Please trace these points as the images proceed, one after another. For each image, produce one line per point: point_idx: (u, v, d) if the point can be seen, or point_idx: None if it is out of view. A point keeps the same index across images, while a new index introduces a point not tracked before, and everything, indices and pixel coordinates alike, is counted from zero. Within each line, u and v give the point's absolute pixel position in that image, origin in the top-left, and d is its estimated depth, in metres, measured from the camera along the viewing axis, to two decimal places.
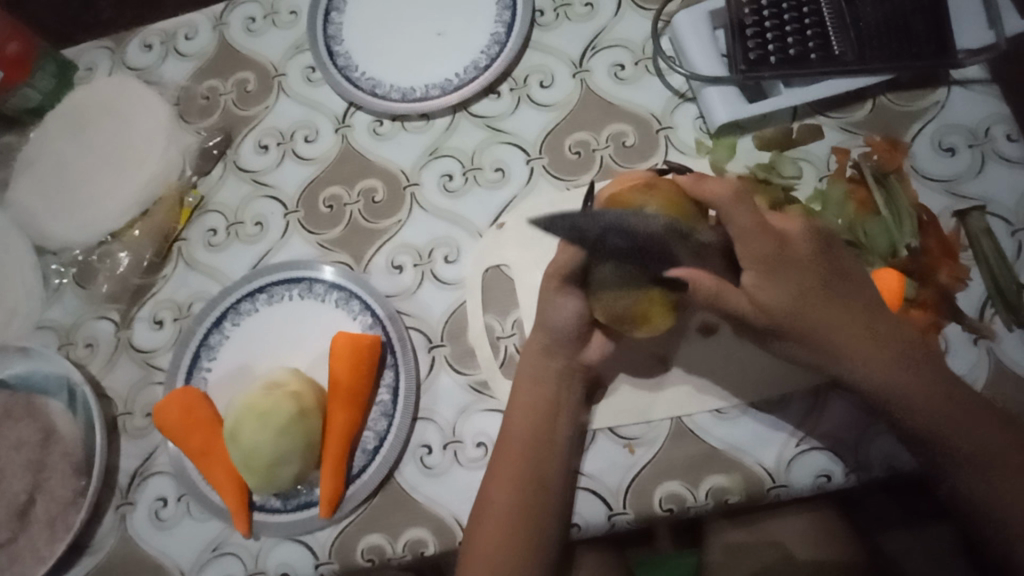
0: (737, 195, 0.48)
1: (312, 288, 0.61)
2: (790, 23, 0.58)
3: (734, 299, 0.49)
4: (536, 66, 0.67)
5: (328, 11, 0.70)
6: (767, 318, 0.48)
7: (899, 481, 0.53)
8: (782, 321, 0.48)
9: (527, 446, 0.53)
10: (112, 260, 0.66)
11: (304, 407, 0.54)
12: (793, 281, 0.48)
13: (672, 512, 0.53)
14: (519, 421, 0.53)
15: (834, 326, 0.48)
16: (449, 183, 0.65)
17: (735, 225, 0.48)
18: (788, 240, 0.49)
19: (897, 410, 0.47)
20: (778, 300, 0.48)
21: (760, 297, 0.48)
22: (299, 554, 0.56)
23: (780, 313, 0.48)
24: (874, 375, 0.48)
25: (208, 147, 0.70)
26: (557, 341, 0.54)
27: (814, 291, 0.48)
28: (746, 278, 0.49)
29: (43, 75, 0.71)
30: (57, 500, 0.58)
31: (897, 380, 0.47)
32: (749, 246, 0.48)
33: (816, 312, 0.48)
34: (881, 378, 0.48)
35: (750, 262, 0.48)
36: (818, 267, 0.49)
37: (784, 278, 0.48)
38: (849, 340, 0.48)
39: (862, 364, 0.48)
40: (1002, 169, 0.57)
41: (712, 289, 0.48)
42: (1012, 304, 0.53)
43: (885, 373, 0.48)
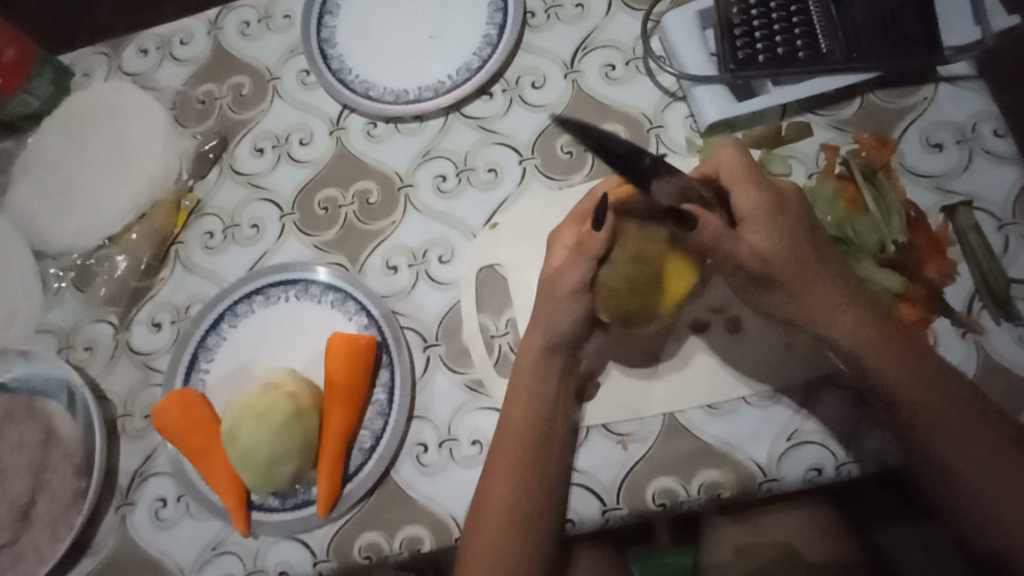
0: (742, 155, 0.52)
1: (308, 289, 0.62)
2: (777, 23, 0.59)
3: (730, 244, 0.49)
4: (528, 67, 0.68)
5: (322, 15, 0.71)
6: (763, 262, 0.49)
7: (895, 478, 0.52)
8: (775, 267, 0.49)
9: (522, 443, 0.53)
10: (111, 263, 0.67)
11: (301, 407, 0.54)
12: (788, 231, 0.49)
13: (665, 507, 0.54)
14: (515, 417, 0.54)
15: (825, 278, 0.49)
16: (443, 184, 0.66)
17: (730, 177, 0.51)
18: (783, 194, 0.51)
19: (881, 369, 0.49)
20: (775, 246, 0.49)
21: (758, 244, 0.49)
22: (298, 552, 0.56)
23: (773, 257, 0.49)
24: (862, 327, 0.49)
25: (204, 151, 0.70)
26: (553, 338, 0.55)
27: (808, 242, 0.50)
28: (745, 226, 0.50)
29: (42, 81, 0.72)
30: (58, 501, 0.59)
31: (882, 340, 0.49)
32: (744, 198, 0.50)
33: (812, 266, 0.49)
34: (868, 332, 0.49)
35: (749, 210, 0.50)
36: (811, 224, 0.51)
37: (783, 228, 0.50)
38: (838, 293, 0.49)
39: (849, 320, 0.49)
40: (990, 165, 0.57)
41: (717, 231, 0.49)
42: (999, 298, 0.54)
43: (869, 329, 0.49)
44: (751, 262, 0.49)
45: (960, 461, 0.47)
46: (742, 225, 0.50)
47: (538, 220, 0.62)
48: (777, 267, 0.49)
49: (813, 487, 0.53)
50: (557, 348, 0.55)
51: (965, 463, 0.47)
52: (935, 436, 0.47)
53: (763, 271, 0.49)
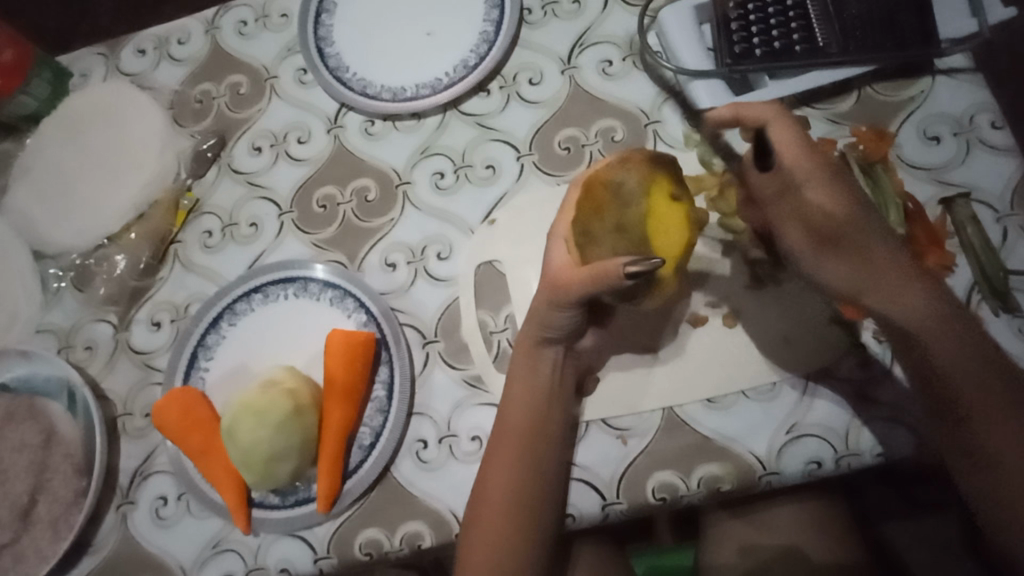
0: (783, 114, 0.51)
1: (307, 287, 0.62)
2: (774, 17, 0.59)
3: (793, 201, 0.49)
4: (524, 63, 0.68)
5: (318, 13, 0.71)
6: (832, 219, 0.48)
7: (902, 475, 0.54)
8: (837, 226, 0.48)
9: (521, 438, 0.53)
10: (109, 263, 0.67)
11: (300, 404, 0.54)
12: (848, 193, 0.49)
13: (665, 501, 0.54)
14: (513, 412, 0.54)
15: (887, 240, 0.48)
16: (441, 181, 0.66)
17: (782, 140, 0.50)
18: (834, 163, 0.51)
19: (934, 340, 0.45)
20: (842, 205, 0.48)
21: (819, 201, 0.48)
22: (299, 549, 0.57)
23: (839, 215, 0.48)
24: (922, 294, 0.47)
25: (203, 150, 0.70)
26: (548, 334, 0.54)
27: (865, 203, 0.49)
28: (808, 184, 0.49)
29: (40, 82, 0.72)
30: (59, 500, 0.59)
31: (939, 309, 0.46)
32: (803, 159, 0.49)
33: (877, 227, 0.48)
34: (927, 299, 0.46)
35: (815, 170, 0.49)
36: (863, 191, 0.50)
37: (842, 189, 0.49)
38: (900, 257, 0.48)
39: (912, 287, 0.47)
40: (987, 156, 0.57)
41: (775, 191, 0.50)
42: (997, 290, 0.54)
43: (929, 295, 0.47)
44: (815, 217, 0.49)
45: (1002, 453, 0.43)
46: (804, 184, 0.49)
47: (536, 216, 0.62)
48: (842, 223, 0.48)
49: (813, 480, 0.53)
50: (553, 343, 0.55)
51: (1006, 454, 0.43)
52: (985, 420, 0.44)
53: (832, 228, 0.48)
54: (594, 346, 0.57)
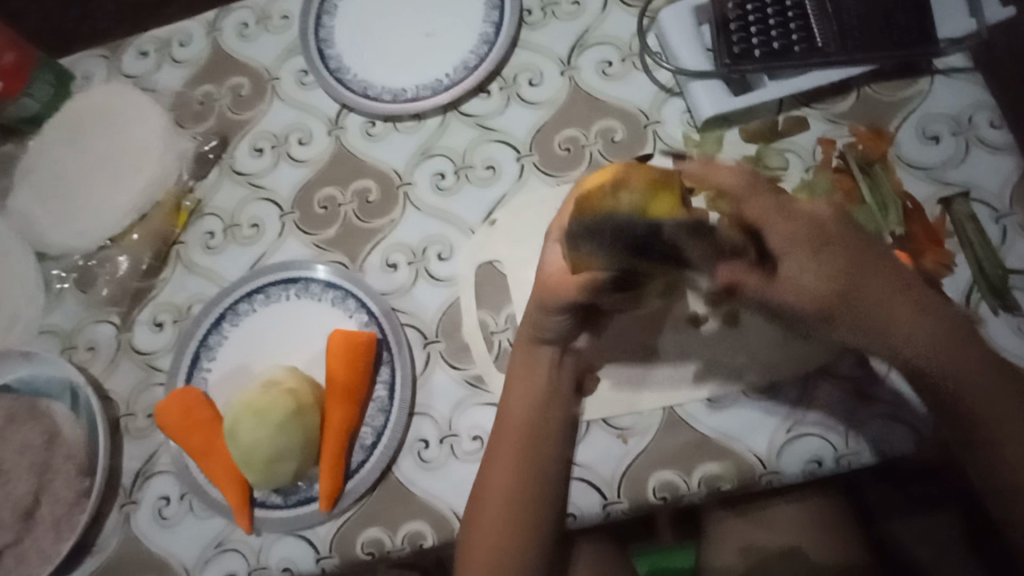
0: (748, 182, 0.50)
1: (308, 288, 0.62)
2: (772, 18, 0.59)
3: (777, 286, 0.48)
4: (524, 64, 0.68)
5: (319, 15, 0.71)
6: (816, 301, 0.47)
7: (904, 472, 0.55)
8: (826, 303, 0.47)
9: (521, 435, 0.54)
10: (111, 264, 0.67)
11: (301, 404, 0.55)
12: (836, 258, 0.47)
13: (666, 500, 0.54)
14: (513, 409, 0.55)
15: (884, 298, 0.47)
16: (441, 182, 0.66)
17: (758, 208, 0.49)
18: (817, 222, 0.48)
19: (947, 378, 0.46)
20: (821, 280, 0.47)
21: (804, 279, 0.47)
22: (301, 548, 0.57)
23: (825, 292, 0.47)
24: (931, 339, 0.46)
25: (204, 152, 0.71)
26: (546, 334, 0.55)
27: (853, 267, 0.47)
28: (788, 263, 0.48)
29: (42, 84, 0.72)
30: (61, 501, 0.59)
31: (950, 349, 0.46)
32: (779, 229, 0.48)
33: (865, 292, 0.47)
34: (937, 343, 0.46)
35: (787, 244, 0.48)
36: (852, 247, 0.48)
37: (827, 257, 0.47)
38: (900, 314, 0.47)
39: (912, 340, 0.46)
40: (986, 156, 0.58)
41: (759, 283, 0.49)
42: (996, 288, 0.54)
43: (937, 340, 0.46)
44: (801, 301, 0.48)
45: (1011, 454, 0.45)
46: (786, 260, 0.48)
47: (536, 216, 0.62)
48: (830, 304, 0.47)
49: (813, 478, 0.53)
50: (550, 344, 0.56)
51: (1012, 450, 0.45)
52: (998, 438, 0.46)
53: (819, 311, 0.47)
54: (593, 346, 0.57)
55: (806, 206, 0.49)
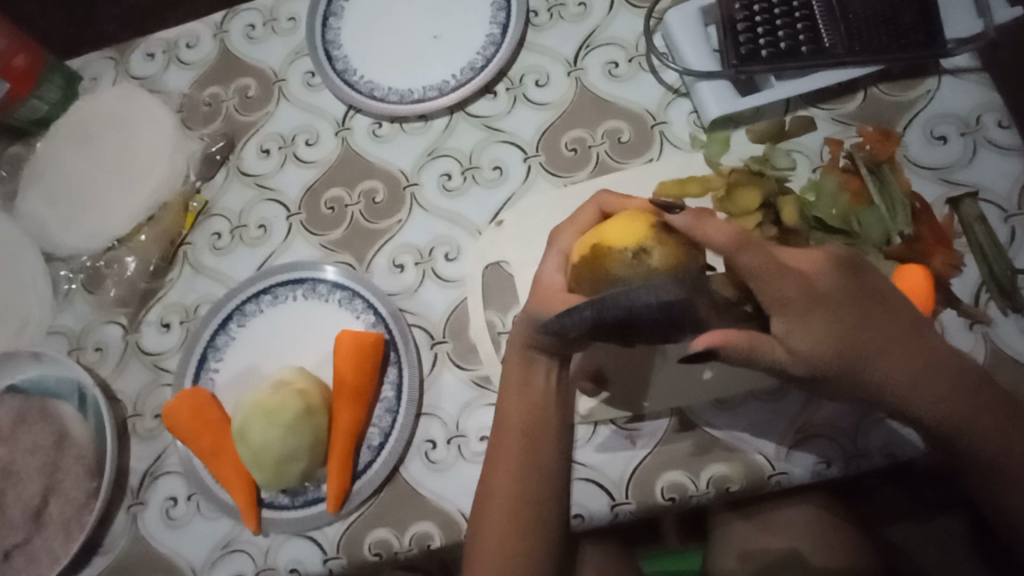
0: (737, 240, 0.46)
1: (316, 288, 0.62)
2: (780, 18, 0.59)
3: (773, 351, 0.46)
4: (530, 66, 0.68)
5: (326, 16, 0.71)
6: (806, 365, 0.46)
7: (910, 473, 0.56)
8: (822, 369, 0.46)
9: (523, 436, 0.53)
10: (120, 265, 0.67)
11: (310, 404, 0.55)
12: (831, 317, 0.46)
13: (674, 501, 0.54)
14: (511, 413, 0.54)
15: (877, 354, 0.47)
16: (448, 183, 0.66)
17: (749, 267, 0.46)
18: (809, 278, 0.46)
19: (942, 423, 0.47)
20: (812, 346, 0.45)
21: (794, 343, 0.46)
22: (309, 549, 0.57)
23: (817, 358, 0.45)
24: (924, 390, 0.47)
25: (212, 153, 0.71)
26: (539, 348, 0.54)
27: (850, 324, 0.46)
28: (778, 326, 0.46)
29: (50, 86, 0.73)
30: (71, 501, 0.59)
31: (943, 395, 0.47)
32: (772, 287, 0.45)
33: (856, 351, 0.46)
34: (932, 393, 0.47)
35: (778, 309, 0.45)
36: (847, 302, 0.46)
37: (817, 320, 0.46)
38: (894, 369, 0.47)
39: (900, 394, 0.47)
40: (994, 156, 0.58)
41: (746, 347, 0.44)
42: (1006, 288, 0.54)
43: (932, 388, 0.47)
44: (797, 367, 0.46)
45: (1000, 465, 0.47)
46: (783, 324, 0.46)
47: (543, 217, 0.62)
48: (820, 370, 0.46)
49: (822, 480, 0.53)
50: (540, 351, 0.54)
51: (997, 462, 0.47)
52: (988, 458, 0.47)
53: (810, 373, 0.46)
54: (592, 360, 0.57)
55: (799, 264, 0.47)
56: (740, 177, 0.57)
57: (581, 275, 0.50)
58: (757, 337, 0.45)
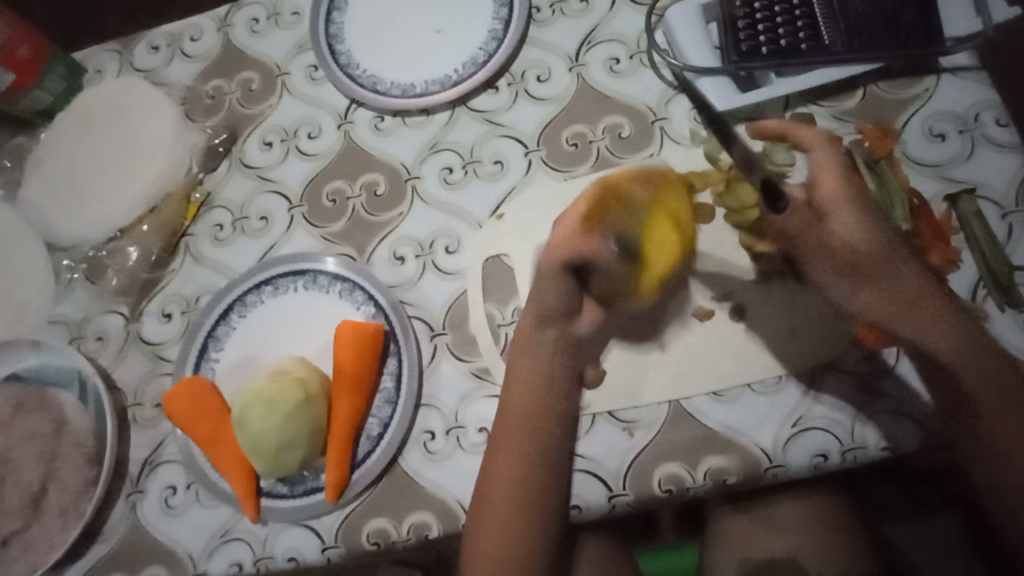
0: (825, 142, 0.58)
1: (316, 280, 0.62)
2: (780, 15, 0.60)
3: (818, 236, 0.55)
4: (532, 61, 0.68)
5: (329, 11, 0.72)
6: (852, 247, 0.54)
7: (905, 469, 0.54)
8: (866, 254, 0.54)
9: (527, 419, 0.54)
10: (121, 255, 0.68)
11: (309, 393, 0.55)
12: (872, 224, 0.55)
13: (671, 493, 0.54)
14: (516, 391, 0.55)
15: (903, 268, 0.54)
16: (449, 176, 0.67)
17: (819, 159, 0.58)
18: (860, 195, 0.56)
19: (957, 365, 0.51)
20: (859, 236, 0.54)
21: (848, 231, 0.55)
22: (307, 538, 0.57)
23: (861, 246, 0.54)
24: (944, 321, 0.52)
25: (214, 145, 0.71)
26: (550, 313, 0.57)
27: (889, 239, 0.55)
28: (839, 214, 0.55)
29: (54, 77, 0.73)
30: (69, 489, 0.59)
31: (956, 331, 0.52)
32: (829, 189, 0.56)
33: (895, 257, 0.54)
34: (950, 328, 0.52)
35: (840, 196, 0.56)
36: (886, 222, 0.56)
37: (868, 219, 0.55)
38: (920, 287, 0.53)
39: (925, 310, 0.52)
40: (992, 153, 0.58)
41: (804, 220, 0.55)
42: (1003, 285, 0.54)
43: (948, 318, 0.52)
44: (839, 250, 0.54)
45: (997, 433, 0.50)
46: (832, 214, 0.55)
47: (543, 210, 0.63)
48: (859, 254, 0.54)
49: (819, 473, 0.53)
50: (551, 314, 0.57)
51: (999, 422, 0.50)
52: (983, 419, 0.50)
53: (853, 254, 0.54)
54: (593, 326, 0.57)
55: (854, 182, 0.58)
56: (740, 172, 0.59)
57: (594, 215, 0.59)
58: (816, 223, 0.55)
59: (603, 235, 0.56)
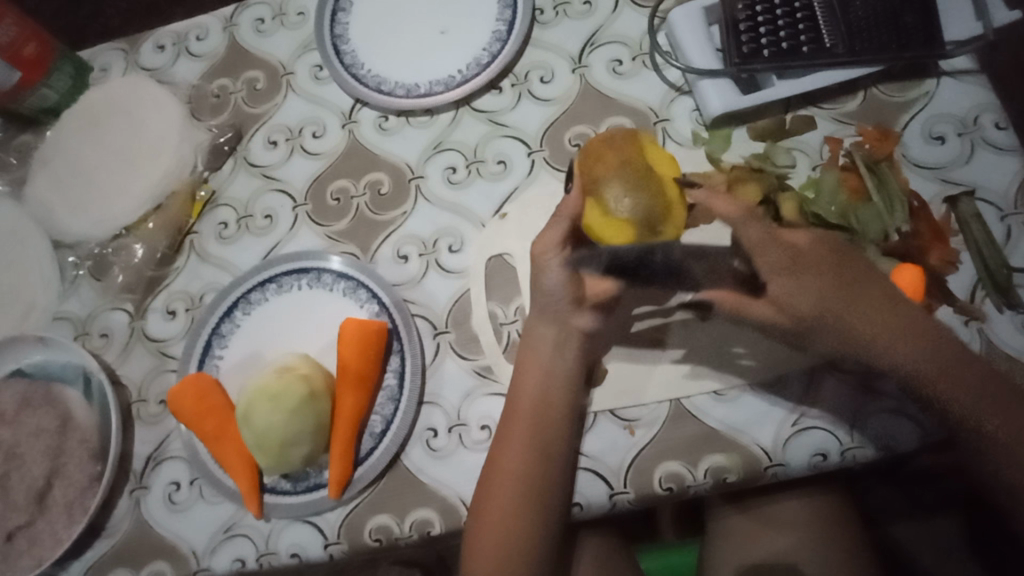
0: (748, 212, 0.57)
1: (321, 278, 0.63)
2: (782, 18, 0.60)
3: (758, 309, 0.55)
4: (536, 62, 0.69)
5: (335, 12, 0.72)
6: (793, 319, 0.54)
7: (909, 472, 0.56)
8: (807, 322, 0.54)
9: (535, 411, 0.55)
10: (127, 252, 0.68)
11: (314, 390, 0.55)
12: (817, 278, 0.54)
13: (672, 491, 0.54)
14: (528, 382, 0.56)
15: (858, 312, 0.53)
16: (453, 176, 0.67)
17: (749, 237, 0.56)
18: (800, 251, 0.55)
19: (930, 386, 0.51)
20: (801, 303, 0.54)
21: (786, 302, 0.54)
22: (310, 535, 0.57)
23: (804, 313, 0.54)
24: (903, 352, 0.51)
25: (220, 143, 0.72)
26: (550, 305, 0.58)
27: (835, 288, 0.53)
28: (774, 288, 0.55)
29: (61, 75, 0.73)
30: (74, 484, 0.60)
31: (926, 351, 0.51)
32: (765, 260, 0.56)
33: (844, 307, 0.53)
34: (909, 356, 0.51)
35: (773, 269, 0.55)
36: (834, 268, 0.54)
37: (808, 282, 0.54)
38: (875, 330, 0.52)
39: (885, 348, 0.52)
40: (991, 156, 0.58)
41: (735, 304, 0.56)
42: (1001, 286, 0.55)
43: (915, 342, 0.52)
44: (784, 318, 0.55)
45: (990, 433, 0.50)
46: (769, 287, 0.55)
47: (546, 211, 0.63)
48: (806, 322, 0.54)
49: (818, 472, 0.53)
50: (550, 312, 0.58)
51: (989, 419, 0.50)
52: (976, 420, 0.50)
53: (797, 326, 0.54)
54: (597, 322, 0.58)
55: (793, 239, 0.56)
56: (741, 174, 0.60)
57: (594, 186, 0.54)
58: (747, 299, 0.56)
59: (607, 167, 0.54)
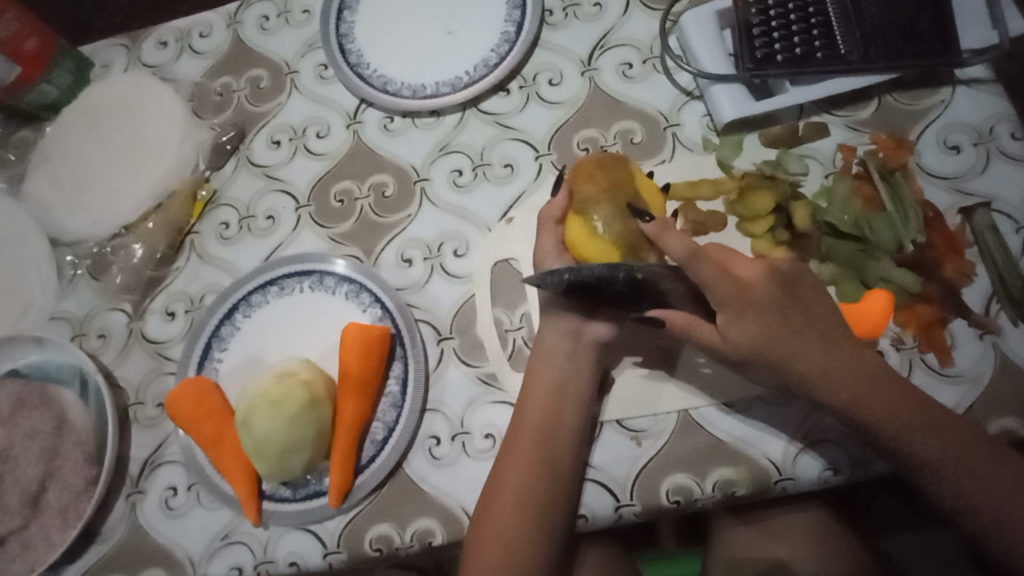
0: (692, 251, 0.49)
1: (323, 281, 0.62)
2: (795, 23, 0.59)
3: (706, 333, 0.49)
4: (543, 64, 0.68)
5: (340, 10, 0.71)
6: (738, 352, 0.48)
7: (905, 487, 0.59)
8: (756, 357, 0.48)
9: (539, 430, 0.53)
10: (126, 252, 0.67)
11: (315, 396, 0.54)
12: (766, 316, 0.47)
13: (679, 504, 0.53)
14: (529, 404, 0.54)
15: (805, 353, 0.47)
16: (459, 179, 0.66)
17: (699, 275, 0.48)
18: (747, 286, 0.48)
19: (896, 428, 0.45)
20: (744, 336, 0.47)
21: (732, 337, 0.48)
22: (310, 544, 0.56)
23: (744, 348, 0.48)
24: (858, 391, 0.46)
25: (221, 142, 0.71)
26: (559, 319, 0.56)
27: (783, 323, 0.47)
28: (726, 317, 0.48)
29: (61, 71, 0.72)
30: (69, 488, 0.58)
31: (884, 397, 0.46)
32: (714, 293, 0.48)
33: (792, 343, 0.47)
34: (864, 395, 0.46)
35: (719, 301, 0.48)
36: (780, 306, 0.48)
37: (751, 318, 0.47)
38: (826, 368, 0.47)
39: (836, 389, 0.46)
40: (1006, 166, 0.57)
41: (685, 324, 0.49)
42: (1015, 298, 0.53)
43: (870, 388, 0.46)
44: (728, 352, 0.49)
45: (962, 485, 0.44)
46: (725, 317, 0.48)
47: None
48: (750, 356, 0.48)
49: (827, 487, 0.52)
50: (564, 319, 0.56)
51: (969, 469, 0.44)
52: (944, 476, 0.45)
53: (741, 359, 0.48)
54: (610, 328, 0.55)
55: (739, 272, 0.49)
56: (753, 180, 0.58)
57: (584, 205, 0.53)
58: (700, 319, 0.50)
59: (596, 188, 0.54)
